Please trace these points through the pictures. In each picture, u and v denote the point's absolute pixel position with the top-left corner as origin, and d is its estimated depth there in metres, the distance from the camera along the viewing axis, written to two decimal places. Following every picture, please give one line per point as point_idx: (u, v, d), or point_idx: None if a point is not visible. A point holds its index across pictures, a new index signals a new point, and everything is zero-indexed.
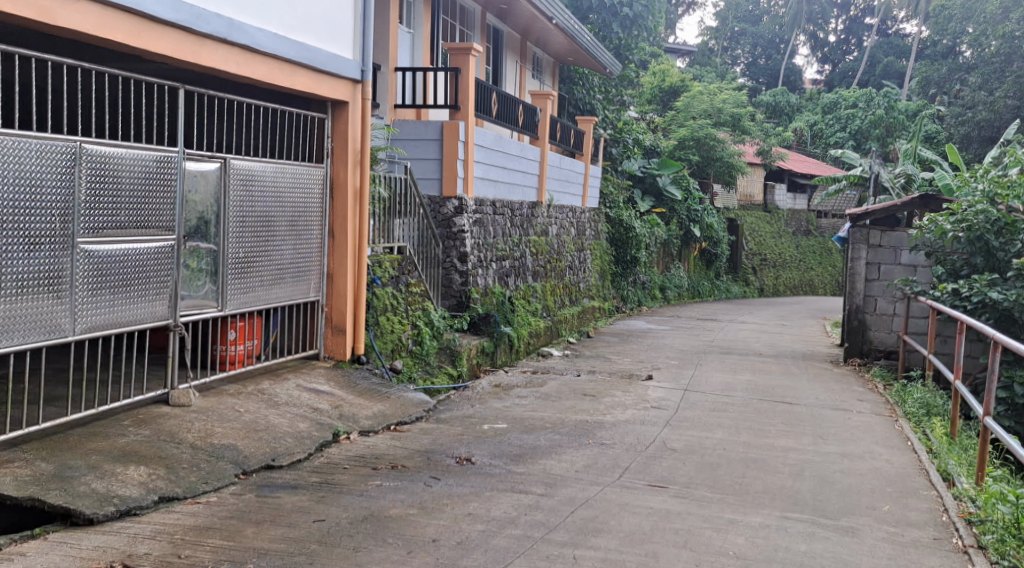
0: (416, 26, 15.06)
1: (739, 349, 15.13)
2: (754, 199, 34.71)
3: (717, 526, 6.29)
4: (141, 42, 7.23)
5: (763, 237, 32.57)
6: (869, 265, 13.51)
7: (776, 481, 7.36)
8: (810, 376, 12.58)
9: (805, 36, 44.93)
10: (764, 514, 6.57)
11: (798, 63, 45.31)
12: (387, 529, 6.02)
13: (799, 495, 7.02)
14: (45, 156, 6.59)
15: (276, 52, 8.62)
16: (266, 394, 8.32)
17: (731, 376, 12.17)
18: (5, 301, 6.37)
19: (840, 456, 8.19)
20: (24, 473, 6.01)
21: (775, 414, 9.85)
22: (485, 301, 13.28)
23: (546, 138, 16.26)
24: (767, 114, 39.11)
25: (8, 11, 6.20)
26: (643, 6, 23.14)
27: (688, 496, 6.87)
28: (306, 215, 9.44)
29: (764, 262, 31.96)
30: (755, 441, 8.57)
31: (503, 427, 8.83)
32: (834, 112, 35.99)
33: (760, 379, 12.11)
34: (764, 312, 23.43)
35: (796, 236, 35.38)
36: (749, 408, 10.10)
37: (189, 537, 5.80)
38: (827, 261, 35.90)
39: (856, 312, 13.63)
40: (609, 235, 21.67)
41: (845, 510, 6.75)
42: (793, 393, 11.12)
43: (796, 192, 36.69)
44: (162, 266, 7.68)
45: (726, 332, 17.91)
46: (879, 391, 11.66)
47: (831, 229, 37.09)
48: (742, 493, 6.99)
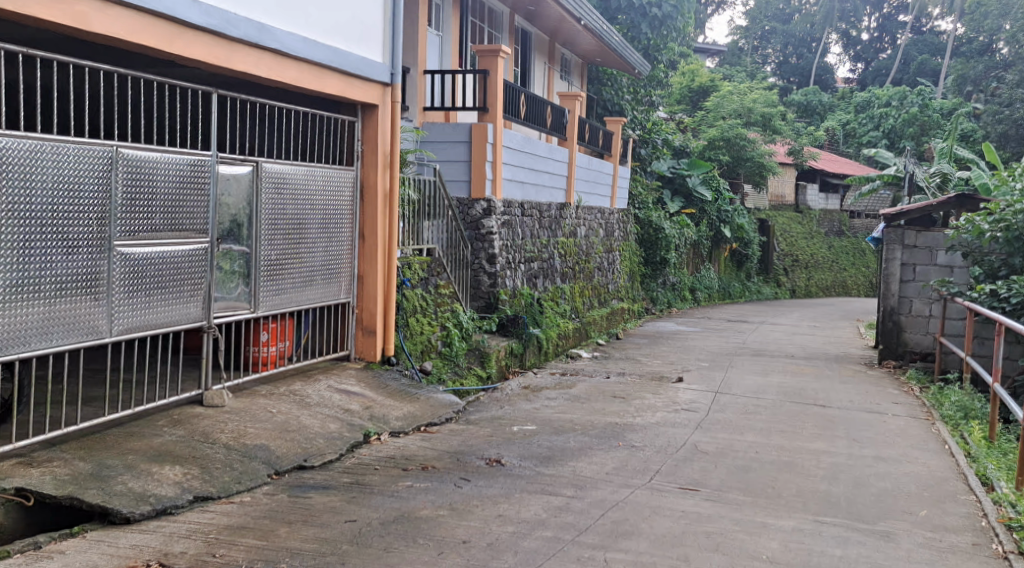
0: (444, 29, 15.15)
1: (770, 351, 15.09)
2: (785, 199, 34.59)
3: (749, 529, 6.30)
4: (174, 47, 7.34)
5: (794, 238, 32.50)
6: (904, 266, 13.42)
7: (809, 484, 7.37)
8: (842, 379, 12.53)
9: (837, 35, 44.63)
10: (797, 518, 6.57)
11: (830, 62, 45.02)
12: (418, 530, 6.08)
13: (832, 499, 7.02)
14: (84, 159, 6.71)
15: (306, 55, 8.71)
16: (297, 395, 8.42)
17: (761, 378, 12.18)
18: (44, 304, 6.49)
19: (874, 460, 8.17)
20: (62, 473, 6.12)
21: (808, 417, 9.84)
22: (514, 302, 13.35)
23: (575, 139, 16.28)
24: (798, 113, 39.02)
25: (44, 18, 6.33)
26: (672, 6, 23.13)
27: (719, 499, 6.89)
28: (336, 217, 9.53)
29: (796, 263, 31.82)
30: (786, 444, 8.57)
31: (533, 429, 8.89)
32: (867, 111, 35.70)
33: (793, 381, 12.08)
34: (796, 314, 23.29)
35: (829, 236, 35.16)
36: (781, 411, 10.09)
37: (224, 537, 5.88)
38: (861, 261, 35.66)
39: (890, 314, 13.57)
40: (638, 235, 21.75)
41: (880, 514, 6.73)
42: (825, 396, 11.09)
43: (828, 192, 36.52)
44: (196, 268, 7.79)
45: (758, 334, 17.84)
46: (914, 394, 11.58)
47: (864, 229, 36.78)
48: (774, 496, 7.00)
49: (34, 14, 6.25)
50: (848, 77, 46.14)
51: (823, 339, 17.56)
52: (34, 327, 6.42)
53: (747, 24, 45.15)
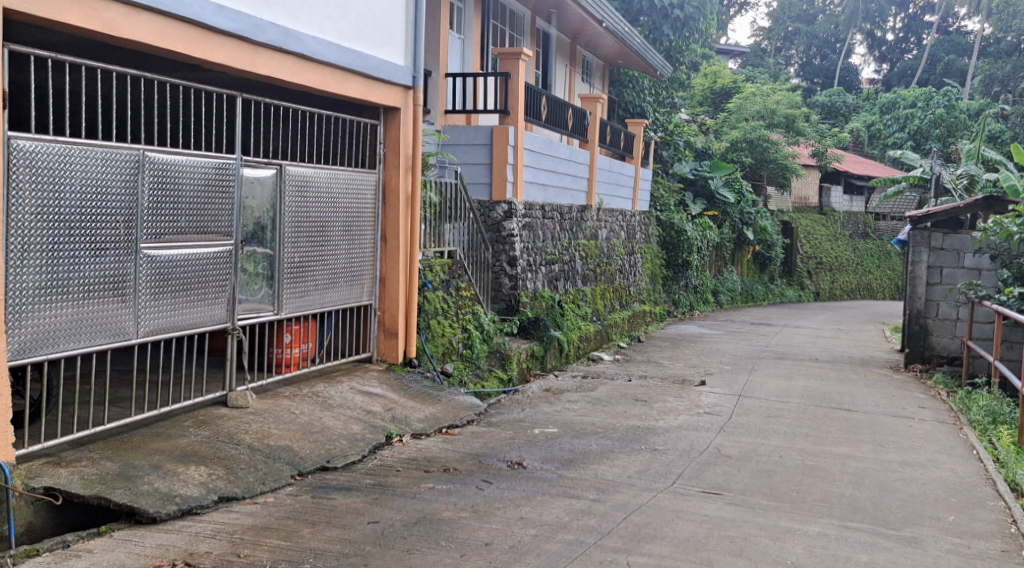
0: (466, 32, 15.21)
1: (794, 354, 15.07)
2: (809, 202, 34.42)
3: (773, 534, 6.32)
4: (200, 51, 7.42)
5: (818, 240, 32.27)
6: (931, 268, 13.41)
7: (834, 489, 7.37)
8: (867, 383, 12.49)
9: (862, 36, 44.35)
10: (823, 523, 6.58)
11: (855, 62, 44.77)
12: (440, 532, 6.13)
13: (857, 504, 7.02)
14: (111, 163, 6.80)
15: (329, 59, 8.78)
16: (320, 397, 8.49)
17: (784, 381, 12.17)
18: (73, 305, 6.57)
19: (900, 465, 8.16)
20: (90, 472, 6.20)
21: (832, 421, 9.83)
22: (534, 305, 13.40)
23: (597, 141, 16.30)
24: (822, 115, 38.90)
25: (74, 24, 6.42)
26: (694, 7, 23.17)
27: (742, 503, 6.91)
28: (359, 220, 9.60)
29: (820, 265, 31.72)
30: (810, 448, 8.58)
31: (555, 431, 8.92)
32: (892, 112, 35.47)
33: (817, 385, 12.06)
34: (820, 317, 23.20)
35: (853, 239, 35.00)
36: (806, 415, 10.09)
37: (248, 537, 5.95)
38: (886, 264, 35.48)
39: (917, 318, 13.52)
40: (659, 238, 21.76)
41: (906, 520, 6.73)
42: (850, 400, 11.06)
43: (852, 194, 36.31)
44: (221, 270, 7.87)
45: (781, 337, 17.79)
46: (942, 398, 11.53)
47: (889, 231, 36.55)
48: (798, 501, 7.01)
49: (65, 18, 6.34)
50: (873, 78, 45.87)
51: (847, 342, 17.49)
52: (63, 328, 6.51)
53: (770, 25, 44.96)
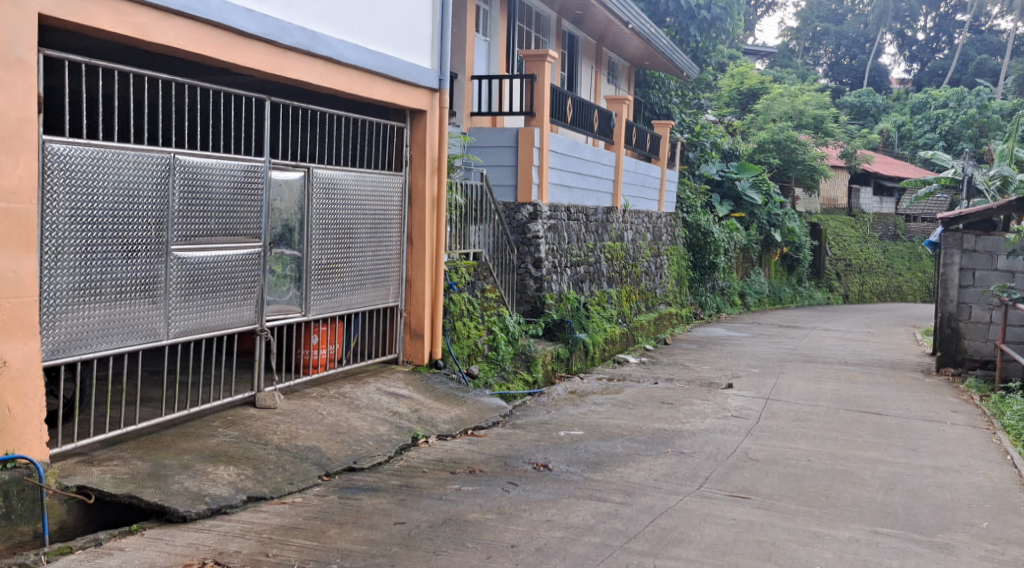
0: (491, 34, 15.26)
1: (823, 357, 15.03)
2: (838, 203, 34.23)
3: (803, 539, 6.31)
4: (229, 56, 7.50)
5: (847, 242, 32.04)
6: (963, 270, 13.39)
7: (865, 494, 7.35)
8: (898, 386, 12.44)
9: (892, 35, 43.99)
10: (853, 528, 6.57)
11: (884, 62, 44.44)
12: (466, 533, 6.18)
13: (888, 509, 7.01)
14: (142, 166, 6.88)
15: (356, 63, 8.84)
16: (347, 397, 8.55)
17: (813, 385, 12.14)
18: (106, 306, 6.66)
19: (931, 470, 8.12)
20: (122, 472, 6.29)
21: (863, 425, 9.79)
22: (560, 307, 13.44)
23: (623, 143, 16.30)
24: (851, 115, 38.67)
25: (106, 30, 6.51)
26: (721, 8, 23.14)
27: (771, 507, 6.91)
28: (386, 222, 9.67)
29: (849, 267, 31.56)
30: (839, 452, 8.56)
31: (580, 434, 8.95)
32: (924, 112, 35.12)
33: (846, 388, 12.03)
34: (850, 319, 23.08)
35: (883, 241, 34.77)
36: (835, 418, 10.06)
37: (277, 537, 6.02)
38: (917, 266, 35.23)
39: (948, 320, 13.46)
40: (686, 239, 21.74)
41: (938, 526, 6.71)
42: (880, 404, 11.01)
43: (882, 195, 36.04)
44: (250, 272, 7.95)
45: (809, 340, 17.73)
46: (975, 402, 11.46)
47: (921, 233, 36.24)
48: (828, 506, 7.00)
49: (98, 24, 6.44)
50: (904, 78, 45.49)
51: (877, 345, 17.40)
52: (96, 329, 6.60)
53: (798, 25, 44.74)
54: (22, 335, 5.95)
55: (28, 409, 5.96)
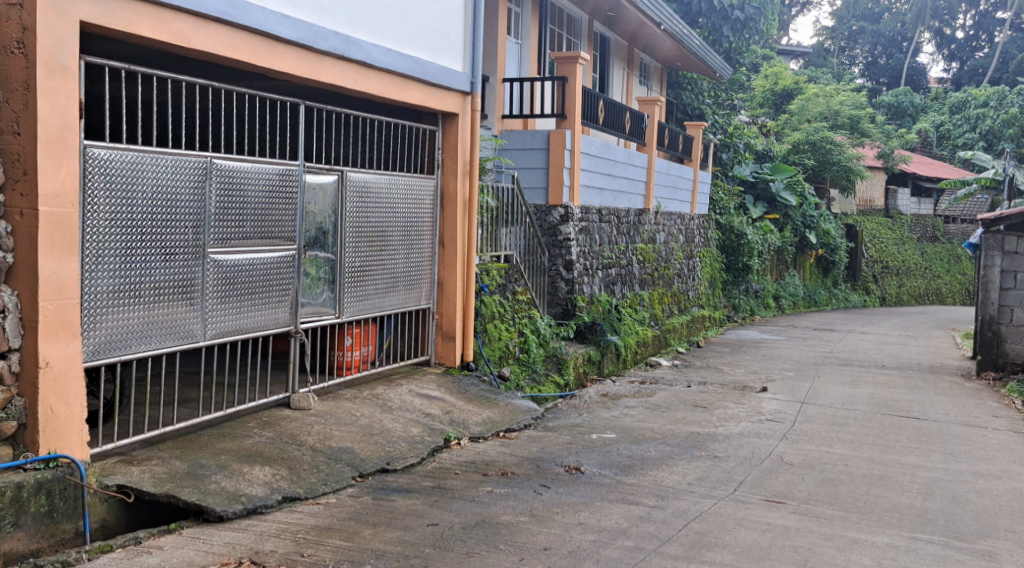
0: (523, 37, 15.31)
1: (860, 361, 14.95)
2: (875, 204, 34.00)
3: (839, 545, 6.32)
4: (266, 60, 7.60)
5: (884, 244, 31.80)
6: (1005, 273, 13.27)
7: (902, 499, 7.33)
8: (937, 391, 12.36)
9: (930, 34, 43.50)
10: (892, 534, 6.56)
11: (922, 61, 43.95)
12: (498, 535, 6.23)
13: (927, 515, 6.99)
14: (180, 170, 6.99)
15: (390, 67, 8.93)
16: (380, 399, 8.63)
17: (850, 389, 12.10)
18: (144, 308, 6.77)
19: (972, 475, 8.08)
20: (161, 471, 6.40)
21: (901, 430, 9.75)
22: (591, 309, 13.48)
23: (655, 145, 16.30)
24: (888, 115, 38.37)
25: (146, 36, 6.62)
26: (754, 9, 23.09)
27: (806, 512, 6.91)
28: (418, 225, 9.74)
29: (886, 270, 31.33)
30: (877, 457, 8.54)
31: (613, 437, 8.98)
32: (963, 111, 34.77)
33: (884, 392, 11.96)
34: (887, 323, 22.91)
35: (921, 242, 34.46)
36: (872, 423, 10.03)
37: (311, 537, 6.10)
38: (955, 268, 34.94)
39: (990, 323, 13.35)
40: (719, 241, 21.70)
41: (978, 532, 6.68)
42: (919, 408, 10.96)
43: (921, 196, 35.69)
44: (284, 275, 8.04)
45: (846, 343, 17.62)
46: (1017, 407, 11.36)
47: (960, 235, 35.88)
48: (866, 511, 6.99)
49: (137, 31, 6.54)
50: (942, 77, 44.97)
51: (917, 349, 17.27)
52: (135, 330, 6.71)
53: (833, 23, 44.40)
54: (65, 336, 6.05)
55: (70, 409, 6.08)
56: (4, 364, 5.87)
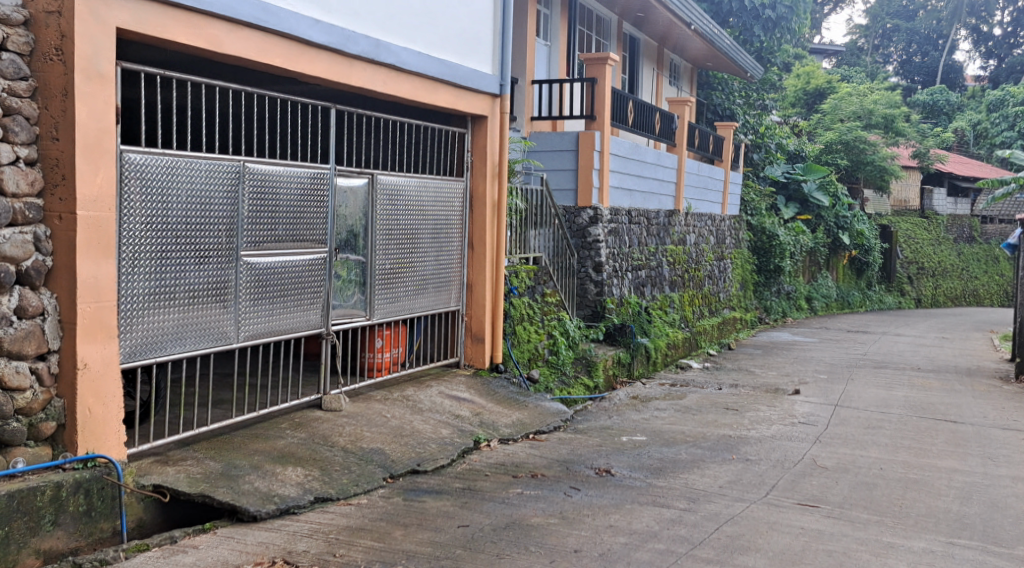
0: (552, 39, 15.33)
1: (895, 363, 14.84)
2: (910, 204, 33.68)
3: (875, 549, 6.30)
4: (298, 65, 7.68)
5: (919, 245, 31.54)
6: None
7: (939, 504, 7.31)
8: (975, 394, 12.27)
9: (966, 31, 43.04)
10: (929, 539, 6.54)
11: (959, 59, 43.53)
12: (529, 537, 6.27)
13: (965, 520, 6.96)
14: (214, 175, 7.07)
15: (420, 69, 8.99)
16: (410, 401, 8.69)
17: (885, 391, 12.03)
18: (179, 310, 6.86)
19: (1010, 480, 8.03)
20: (195, 471, 6.49)
21: (936, 433, 9.69)
22: (621, 311, 13.48)
23: (685, 145, 16.27)
24: (924, 114, 38.03)
25: (181, 42, 6.71)
26: (786, 8, 23.01)
27: (841, 516, 6.90)
28: (447, 227, 9.80)
29: (921, 271, 31.05)
30: (913, 461, 8.50)
31: (643, 439, 9.00)
32: (1001, 110, 34.42)
33: (920, 395, 11.89)
34: (924, 325, 22.71)
35: (958, 243, 34.13)
36: (908, 426, 9.98)
37: (343, 537, 6.17)
38: (993, 269, 34.55)
39: None
40: (751, 242, 21.64)
41: (1017, 538, 6.64)
42: (956, 412, 10.88)
43: (957, 196, 35.35)
44: (316, 277, 8.13)
45: (881, 345, 17.51)
46: None
47: (997, 235, 35.49)
48: (902, 516, 6.98)
49: (172, 36, 6.64)
50: (980, 75, 44.50)
51: (954, 351, 17.12)
52: (170, 332, 6.81)
53: (867, 22, 44.11)
54: (102, 338, 6.15)
55: (108, 409, 6.18)
56: (44, 365, 5.98)
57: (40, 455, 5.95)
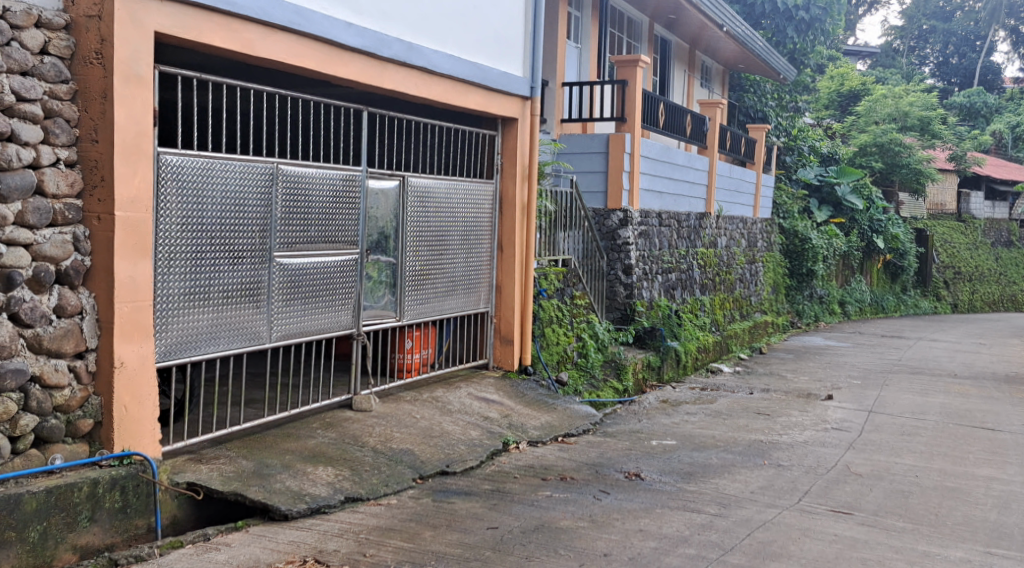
0: (583, 41, 15.34)
1: (931, 370, 14.71)
2: (946, 208, 33.35)
3: (909, 558, 6.29)
4: (332, 68, 7.75)
5: (956, 249, 31.23)
6: None
7: (975, 512, 7.27)
8: (1013, 401, 12.15)
9: (1006, 32, 42.55)
10: (965, 548, 6.51)
11: (997, 60, 43.06)
12: (558, 540, 6.29)
13: (1002, 529, 6.92)
14: (248, 176, 7.14)
15: (451, 72, 9.04)
16: (439, 402, 8.74)
17: (921, 398, 11.94)
18: (213, 310, 6.94)
19: None
20: (228, 469, 6.57)
21: (973, 441, 9.62)
22: (651, 314, 13.45)
23: (716, 148, 16.24)
24: (962, 116, 37.29)
25: (216, 45, 6.79)
26: (820, 9, 22.84)
27: (875, 524, 6.88)
28: (476, 229, 9.84)
29: (958, 275, 30.69)
30: (949, 469, 8.45)
31: (673, 443, 9.00)
32: None
33: (956, 402, 11.80)
34: (959, 330, 22.47)
35: (995, 247, 33.76)
36: (944, 433, 9.92)
37: (373, 537, 6.22)
38: None
39: None
40: (783, 245, 21.56)
41: None
42: (993, 419, 10.79)
43: (995, 200, 34.99)
44: (347, 278, 8.19)
45: (916, 351, 17.36)
46: None
47: None
48: (938, 524, 6.94)
49: (208, 40, 6.72)
50: (1019, 77, 44.01)
51: (991, 358, 16.94)
52: (204, 331, 6.89)
53: (903, 23, 43.80)
54: (138, 338, 6.24)
55: (143, 408, 6.27)
56: (81, 364, 6.07)
57: (78, 452, 6.05)
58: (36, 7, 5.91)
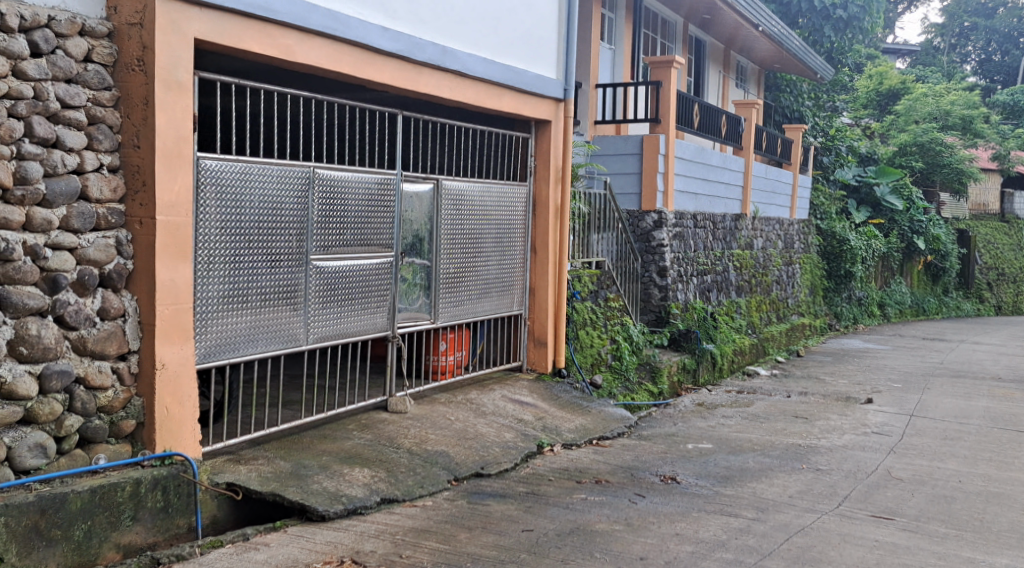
0: (617, 42, 15.34)
1: (973, 373, 14.56)
2: (988, 208, 32.91)
3: (952, 564, 6.25)
4: (367, 72, 7.82)
5: (999, 250, 30.79)
6: None
7: (1020, 518, 7.20)
8: None
9: None
10: (1010, 555, 6.46)
11: None
12: (594, 543, 6.32)
13: None
14: (285, 180, 7.22)
15: (485, 75, 9.09)
16: (474, 404, 8.79)
17: (964, 402, 11.83)
18: (251, 312, 7.03)
19: None
20: (266, 470, 6.66)
21: (1018, 446, 9.52)
22: (686, 317, 13.44)
23: (752, 149, 16.16)
24: (1005, 115, 36.82)
25: (254, 51, 6.87)
26: (859, 7, 22.55)
27: (917, 529, 6.84)
28: (510, 231, 9.89)
29: (1002, 276, 29.99)
30: (993, 474, 8.37)
31: (709, 447, 8.99)
32: None
33: (1000, 406, 11.67)
34: (1001, 333, 22.19)
35: None
36: (987, 438, 9.82)
37: (409, 538, 6.28)
38: None
39: None
40: (820, 247, 21.47)
41: None
42: None
43: None
44: (383, 281, 8.26)
45: (958, 354, 17.17)
46: None
47: None
48: (982, 531, 6.89)
49: (246, 46, 6.80)
50: None
51: None
52: (243, 333, 6.98)
53: (943, 21, 43.35)
54: (180, 339, 6.33)
55: (184, 409, 6.37)
56: (124, 365, 6.17)
57: (121, 452, 6.15)
58: (80, 16, 6.02)
